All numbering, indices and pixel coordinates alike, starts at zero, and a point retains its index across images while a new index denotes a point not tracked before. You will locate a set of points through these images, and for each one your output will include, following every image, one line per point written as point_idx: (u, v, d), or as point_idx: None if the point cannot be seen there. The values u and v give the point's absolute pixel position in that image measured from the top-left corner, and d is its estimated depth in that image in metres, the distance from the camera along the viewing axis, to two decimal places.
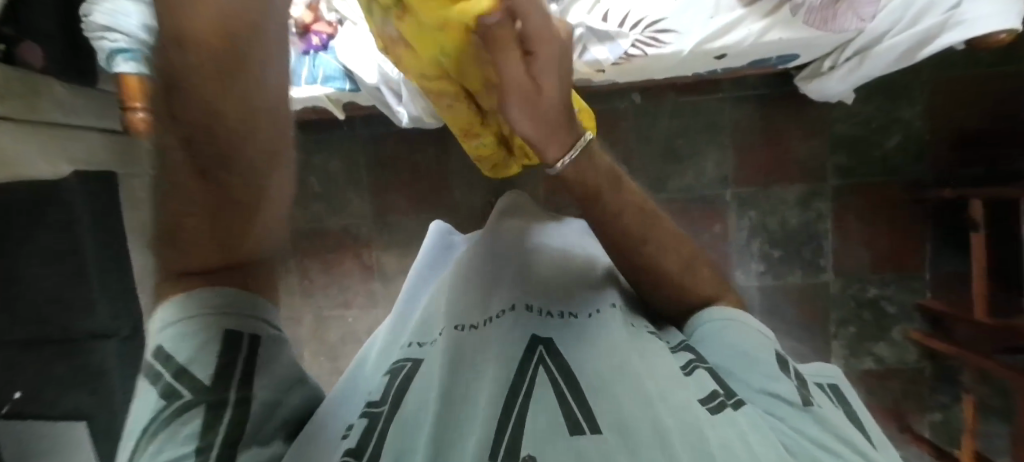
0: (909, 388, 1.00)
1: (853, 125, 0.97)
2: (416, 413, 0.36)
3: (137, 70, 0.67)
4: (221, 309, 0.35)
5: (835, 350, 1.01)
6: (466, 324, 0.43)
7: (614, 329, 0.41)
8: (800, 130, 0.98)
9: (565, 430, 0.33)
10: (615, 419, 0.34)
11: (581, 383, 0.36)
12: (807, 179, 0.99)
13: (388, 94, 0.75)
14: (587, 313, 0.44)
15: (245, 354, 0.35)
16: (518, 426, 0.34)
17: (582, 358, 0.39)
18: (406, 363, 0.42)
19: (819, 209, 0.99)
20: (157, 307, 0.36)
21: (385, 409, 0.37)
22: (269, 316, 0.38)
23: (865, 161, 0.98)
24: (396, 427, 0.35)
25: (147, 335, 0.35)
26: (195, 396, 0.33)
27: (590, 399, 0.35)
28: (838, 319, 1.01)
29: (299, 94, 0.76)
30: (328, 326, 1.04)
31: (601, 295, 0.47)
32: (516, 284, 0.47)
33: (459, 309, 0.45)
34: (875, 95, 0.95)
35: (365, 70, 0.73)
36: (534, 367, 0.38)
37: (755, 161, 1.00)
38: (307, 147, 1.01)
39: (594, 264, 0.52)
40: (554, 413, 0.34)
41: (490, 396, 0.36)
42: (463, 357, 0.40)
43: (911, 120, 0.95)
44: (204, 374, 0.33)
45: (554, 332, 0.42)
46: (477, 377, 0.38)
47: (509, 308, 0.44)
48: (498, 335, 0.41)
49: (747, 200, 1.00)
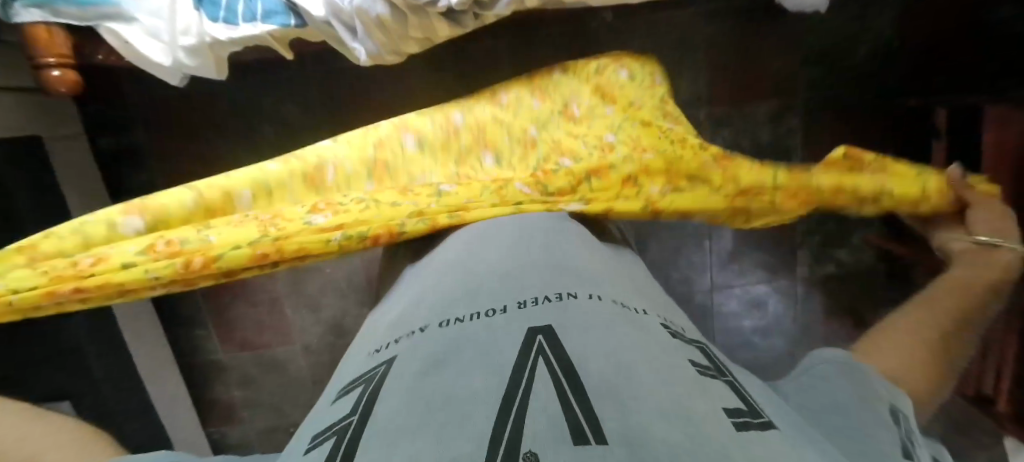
0: (864, 288, 1.08)
1: (826, 34, 0.95)
2: (387, 425, 0.25)
3: (41, 17, 0.60)
4: None
5: (801, 260, 1.07)
6: (449, 318, 0.34)
7: (616, 321, 0.32)
8: (774, 42, 0.95)
9: (562, 436, 0.21)
10: (626, 429, 0.22)
11: (586, 380, 0.26)
12: (780, 94, 0.98)
13: (340, 27, 0.66)
14: (588, 298, 0.35)
15: None
16: (516, 426, 0.22)
17: (587, 346, 0.29)
18: (379, 366, 0.32)
19: (789, 124, 0.99)
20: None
21: (352, 427, 0.26)
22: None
23: (835, 72, 0.97)
24: (367, 440, 0.24)
25: None
26: None
27: (595, 400, 0.24)
28: (804, 230, 1.05)
29: (237, 34, 0.65)
30: (305, 278, 1.02)
31: (593, 284, 0.37)
32: (495, 277, 0.38)
33: (438, 307, 0.36)
34: (849, 2, 0.92)
35: (311, 2, 0.64)
36: (531, 359, 0.27)
37: (729, 79, 0.97)
38: (255, 91, 0.92)
39: (583, 254, 0.42)
40: (553, 416, 0.23)
41: (482, 398, 0.25)
42: (447, 354, 0.30)
43: (881, 28, 0.94)
44: None
45: (553, 318, 0.32)
46: (449, 378, 0.27)
47: (500, 308, 0.34)
48: (476, 336, 0.31)
49: (720, 119, 0.99)
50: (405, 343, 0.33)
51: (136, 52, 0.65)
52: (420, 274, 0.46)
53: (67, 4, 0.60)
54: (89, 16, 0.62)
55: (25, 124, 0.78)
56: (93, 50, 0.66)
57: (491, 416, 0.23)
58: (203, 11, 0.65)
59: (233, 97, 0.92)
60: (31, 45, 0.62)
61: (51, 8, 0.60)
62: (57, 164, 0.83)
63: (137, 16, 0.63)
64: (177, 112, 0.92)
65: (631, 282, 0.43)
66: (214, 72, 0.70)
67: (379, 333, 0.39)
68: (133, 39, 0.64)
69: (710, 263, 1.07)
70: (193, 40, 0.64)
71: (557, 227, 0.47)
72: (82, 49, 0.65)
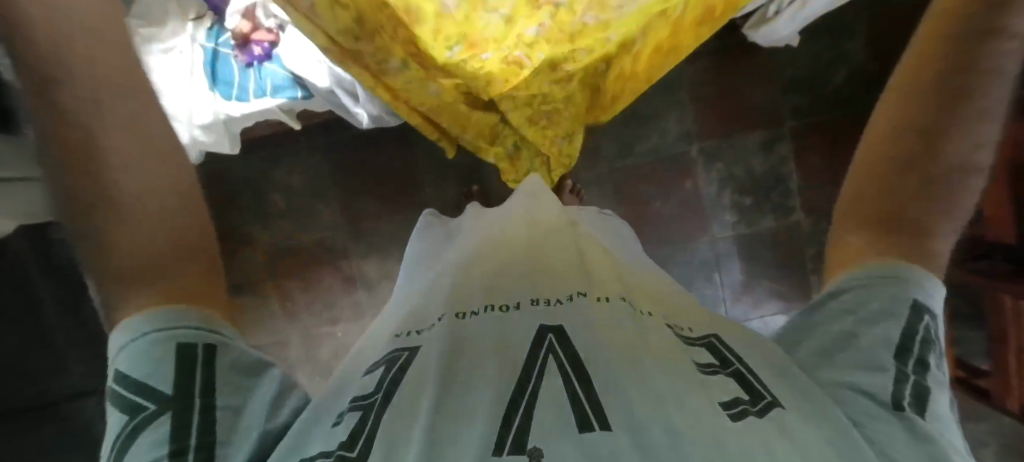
0: None
1: (801, 65, 0.99)
2: (410, 407, 0.34)
3: None
4: (177, 351, 0.33)
5: (814, 285, 1.05)
6: (466, 312, 0.41)
7: (622, 321, 0.38)
8: (752, 76, 1.00)
9: (573, 425, 0.30)
10: (628, 418, 0.30)
11: (593, 375, 0.33)
12: (767, 125, 1.01)
13: (343, 95, 0.70)
14: (598, 298, 0.41)
15: (202, 362, 0.33)
16: (527, 418, 0.31)
17: (593, 345, 0.36)
18: (403, 352, 0.40)
19: (781, 153, 1.02)
20: (140, 319, 0.34)
21: (375, 402, 0.35)
22: (185, 322, 0.34)
23: (817, 99, 1.00)
24: (391, 414, 0.33)
25: (144, 346, 0.33)
26: (160, 404, 0.31)
27: (601, 395, 0.32)
28: (813, 254, 1.04)
29: (249, 109, 0.70)
30: (319, 342, 1.04)
31: (604, 282, 0.44)
32: (508, 275, 0.45)
33: (459, 297, 0.43)
34: (818, 35, 0.97)
35: (315, 74, 0.68)
36: (542, 355, 0.35)
37: (714, 114, 1.01)
38: (267, 163, 0.98)
39: (598, 253, 0.49)
40: (562, 411, 0.31)
41: (490, 391, 0.33)
42: (463, 351, 0.37)
43: (855, 56, 0.97)
44: (164, 384, 0.32)
45: (563, 317, 0.39)
46: (476, 369, 0.36)
47: (513, 304, 0.41)
48: (497, 337, 0.38)
49: (711, 153, 1.02)
50: (428, 333, 0.41)
51: None
52: (433, 261, 0.54)
53: None
54: None
55: None
56: None
57: (503, 408, 0.31)
58: (217, 92, 0.71)
59: (247, 173, 0.98)
60: None
61: None
62: None
63: None
64: None
65: (629, 272, 0.50)
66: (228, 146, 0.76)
67: (398, 319, 0.47)
68: None
69: (721, 294, 1.06)
70: (209, 117, 0.71)
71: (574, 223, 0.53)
72: None
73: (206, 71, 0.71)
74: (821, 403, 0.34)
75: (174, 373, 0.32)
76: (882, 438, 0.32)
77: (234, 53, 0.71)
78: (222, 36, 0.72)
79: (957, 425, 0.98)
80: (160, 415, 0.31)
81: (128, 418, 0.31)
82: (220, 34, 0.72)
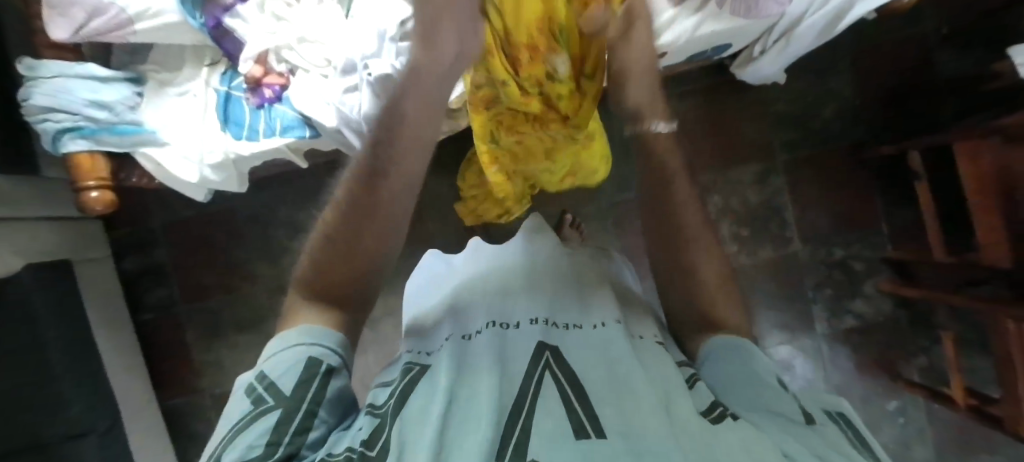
0: (891, 339, 1.02)
1: (788, 101, 1.03)
2: (419, 416, 0.34)
3: (86, 147, 0.67)
4: (306, 346, 0.38)
5: (817, 314, 1.04)
6: (470, 332, 0.43)
7: (614, 341, 0.40)
8: (742, 113, 1.04)
9: (569, 434, 0.31)
10: (620, 426, 0.32)
11: (588, 390, 0.35)
12: (759, 157, 1.05)
13: (350, 133, 0.71)
14: (592, 324, 0.43)
15: (321, 376, 0.37)
16: (526, 428, 0.32)
17: (585, 363, 0.37)
18: (413, 367, 0.41)
19: (774, 185, 1.05)
20: (282, 333, 0.40)
21: (391, 411, 0.35)
22: (324, 343, 0.39)
23: (806, 132, 1.04)
24: (402, 420, 0.34)
25: (277, 354, 0.38)
26: (277, 401, 0.35)
27: (596, 407, 0.33)
28: (813, 284, 1.05)
29: (258, 148, 0.71)
30: None
31: (600, 308, 0.45)
32: (504, 295, 0.47)
33: (462, 322, 0.45)
34: (803, 72, 1.02)
35: (322, 114, 0.70)
36: (540, 371, 0.37)
37: (708, 149, 1.05)
38: (272, 201, 1.00)
39: (598, 280, 0.50)
40: (558, 420, 0.32)
41: (492, 400, 0.33)
42: (468, 367, 0.38)
43: (841, 91, 1.01)
44: (287, 384, 0.36)
45: (560, 341, 0.40)
46: (478, 378, 0.37)
47: (514, 325, 0.42)
48: (504, 352, 0.39)
49: (707, 186, 1.05)
50: (436, 353, 0.42)
51: (166, 171, 0.72)
52: (439, 286, 0.55)
53: (109, 134, 0.68)
54: (126, 143, 0.69)
55: (59, 249, 0.84)
56: (128, 175, 0.73)
57: (504, 418, 0.32)
58: (228, 132, 0.72)
59: (253, 212, 1.01)
60: (74, 173, 0.68)
61: (95, 138, 0.68)
62: (85, 283, 0.88)
63: (168, 140, 0.70)
64: (201, 228, 1.01)
65: (626, 294, 0.52)
66: (236, 184, 0.76)
67: (407, 338, 0.48)
68: (166, 162, 0.71)
69: None
70: (219, 156, 0.71)
71: (586, 254, 0.56)
72: (118, 172, 0.72)
73: (218, 114, 0.73)
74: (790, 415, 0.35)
75: (299, 379, 0.36)
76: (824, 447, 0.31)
77: (245, 96, 0.74)
78: (234, 80, 0.75)
79: (972, 456, 0.96)
80: (273, 410, 0.34)
81: (254, 409, 0.35)
82: (233, 78, 0.75)
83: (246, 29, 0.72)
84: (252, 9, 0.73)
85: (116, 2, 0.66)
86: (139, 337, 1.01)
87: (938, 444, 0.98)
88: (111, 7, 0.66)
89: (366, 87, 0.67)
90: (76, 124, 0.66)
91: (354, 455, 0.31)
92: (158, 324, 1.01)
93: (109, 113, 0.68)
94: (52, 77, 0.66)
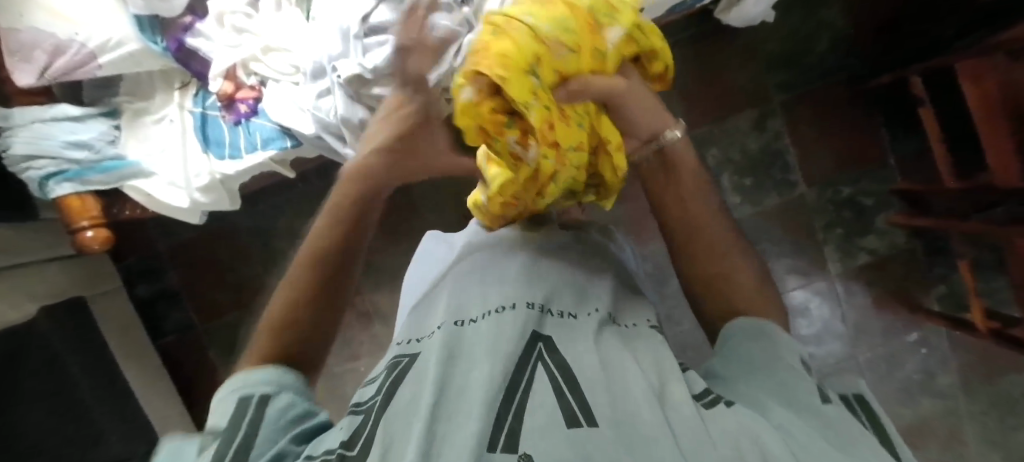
0: (907, 271, 1.00)
1: (780, 39, 0.99)
2: (408, 409, 0.34)
3: (73, 189, 0.68)
4: (237, 388, 0.36)
5: (829, 255, 1.03)
6: (464, 319, 0.42)
7: (608, 329, 0.40)
8: (732, 59, 1.01)
9: (562, 424, 0.31)
10: (614, 416, 0.31)
11: (580, 380, 0.34)
12: (754, 104, 1.01)
13: (330, 138, 0.69)
14: (587, 312, 0.43)
15: (256, 402, 0.35)
16: (518, 419, 0.32)
17: (581, 355, 0.37)
18: (404, 359, 0.41)
19: (773, 129, 1.02)
20: (231, 378, 0.38)
21: (377, 407, 0.35)
22: (264, 376, 0.37)
23: (801, 71, 1.00)
24: (388, 417, 0.34)
25: (216, 407, 0.36)
26: (218, 436, 0.32)
27: (587, 394, 0.33)
28: (823, 225, 1.03)
29: (242, 166, 0.71)
30: (343, 380, 1.05)
31: (594, 298, 0.45)
32: (498, 280, 0.46)
33: (460, 304, 0.44)
34: (793, 7, 0.97)
35: (300, 123, 0.69)
36: (533, 364, 0.36)
37: (701, 102, 1.02)
38: (271, 212, 1.01)
39: (586, 265, 0.50)
40: (551, 412, 0.32)
41: (483, 391, 0.33)
42: (460, 358, 0.38)
43: (834, 21, 0.97)
44: (221, 421, 0.33)
45: (554, 330, 0.40)
46: (472, 370, 0.36)
47: (509, 306, 0.41)
48: (498, 333, 0.39)
49: (703, 139, 1.03)
50: (429, 341, 0.42)
51: (157, 201, 0.72)
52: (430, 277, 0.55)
53: (94, 173, 0.69)
54: (112, 179, 0.69)
55: (69, 288, 0.86)
56: (120, 208, 0.74)
57: (495, 408, 0.32)
58: (211, 153, 0.72)
59: (253, 225, 1.02)
60: (67, 215, 0.68)
61: (80, 179, 0.68)
62: (102, 316, 0.90)
63: (155, 170, 0.71)
64: (206, 248, 1.02)
65: (613, 268, 0.52)
66: (228, 203, 0.76)
67: (401, 332, 0.47)
68: (155, 191, 0.71)
69: None
70: (205, 179, 0.71)
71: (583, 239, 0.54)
72: (109, 208, 0.73)
73: (197, 135, 0.73)
74: (799, 390, 0.34)
75: (232, 413, 0.34)
76: (828, 429, 0.30)
77: (221, 114, 0.74)
78: (207, 100, 0.75)
79: (999, 377, 0.95)
80: (217, 443, 0.32)
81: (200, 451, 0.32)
82: (206, 97, 0.75)
83: (209, 45, 0.71)
84: (212, 25, 0.72)
85: (75, 37, 0.66)
86: (167, 360, 1.04)
87: (962, 369, 0.98)
88: (71, 44, 0.66)
89: (338, 89, 0.66)
90: (60, 168, 0.67)
91: (334, 456, 0.32)
92: (181, 344, 1.04)
93: (89, 152, 0.69)
94: (27, 124, 0.66)
